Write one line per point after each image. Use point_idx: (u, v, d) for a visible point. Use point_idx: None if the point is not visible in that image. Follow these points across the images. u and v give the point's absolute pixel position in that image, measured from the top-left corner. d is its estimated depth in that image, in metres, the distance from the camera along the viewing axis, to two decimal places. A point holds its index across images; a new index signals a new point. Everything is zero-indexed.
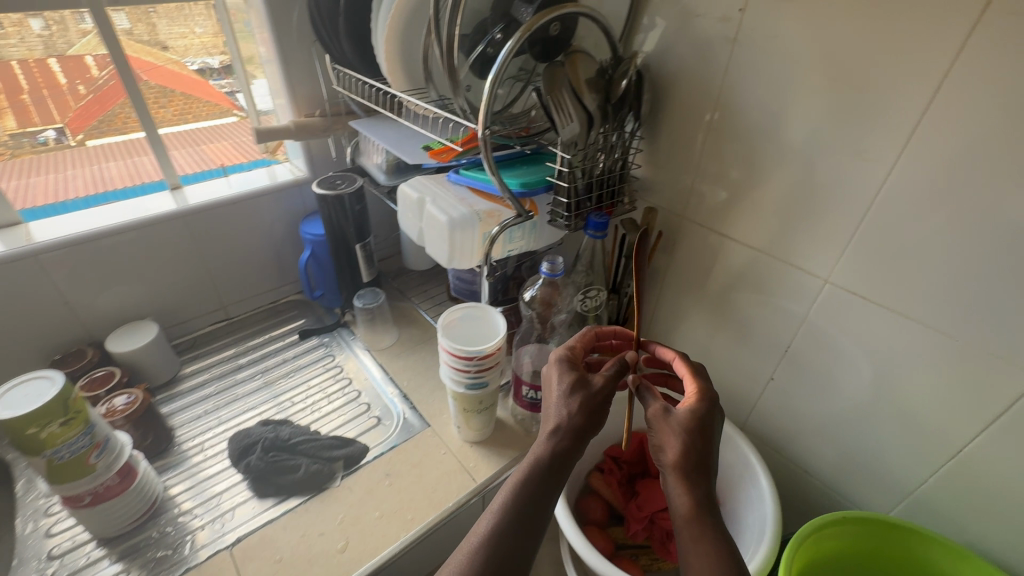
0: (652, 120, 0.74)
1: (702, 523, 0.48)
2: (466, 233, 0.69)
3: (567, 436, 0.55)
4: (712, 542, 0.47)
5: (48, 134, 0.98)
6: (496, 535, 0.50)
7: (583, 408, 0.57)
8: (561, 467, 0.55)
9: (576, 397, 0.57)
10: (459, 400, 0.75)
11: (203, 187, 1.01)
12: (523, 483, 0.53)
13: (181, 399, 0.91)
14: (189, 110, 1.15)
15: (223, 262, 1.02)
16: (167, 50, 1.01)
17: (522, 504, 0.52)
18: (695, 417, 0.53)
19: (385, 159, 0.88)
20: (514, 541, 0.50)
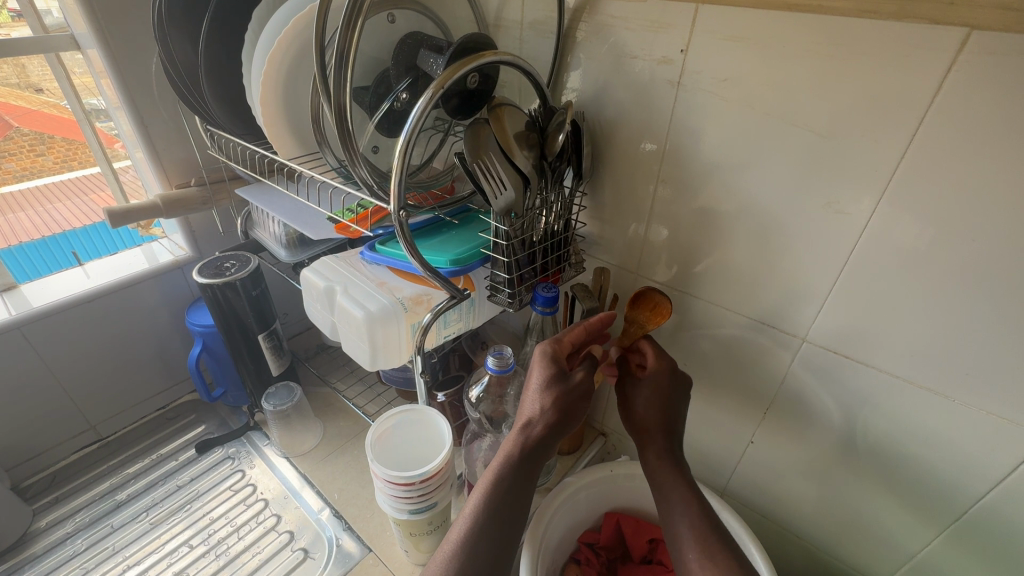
0: (594, 170, 0.65)
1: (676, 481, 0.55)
2: (389, 328, 0.56)
3: (543, 420, 0.51)
4: (687, 496, 0.54)
5: None
6: (477, 534, 0.47)
7: (558, 404, 0.51)
8: (538, 458, 0.51)
9: (551, 382, 0.52)
10: (403, 525, 0.61)
11: (50, 284, 0.81)
12: (499, 481, 0.49)
13: (32, 567, 0.69)
14: (73, 156, 0.90)
15: (85, 372, 0.82)
16: (43, 92, 0.83)
17: (500, 504, 0.49)
18: (661, 389, 0.57)
19: (284, 232, 0.73)
20: (494, 539, 0.48)
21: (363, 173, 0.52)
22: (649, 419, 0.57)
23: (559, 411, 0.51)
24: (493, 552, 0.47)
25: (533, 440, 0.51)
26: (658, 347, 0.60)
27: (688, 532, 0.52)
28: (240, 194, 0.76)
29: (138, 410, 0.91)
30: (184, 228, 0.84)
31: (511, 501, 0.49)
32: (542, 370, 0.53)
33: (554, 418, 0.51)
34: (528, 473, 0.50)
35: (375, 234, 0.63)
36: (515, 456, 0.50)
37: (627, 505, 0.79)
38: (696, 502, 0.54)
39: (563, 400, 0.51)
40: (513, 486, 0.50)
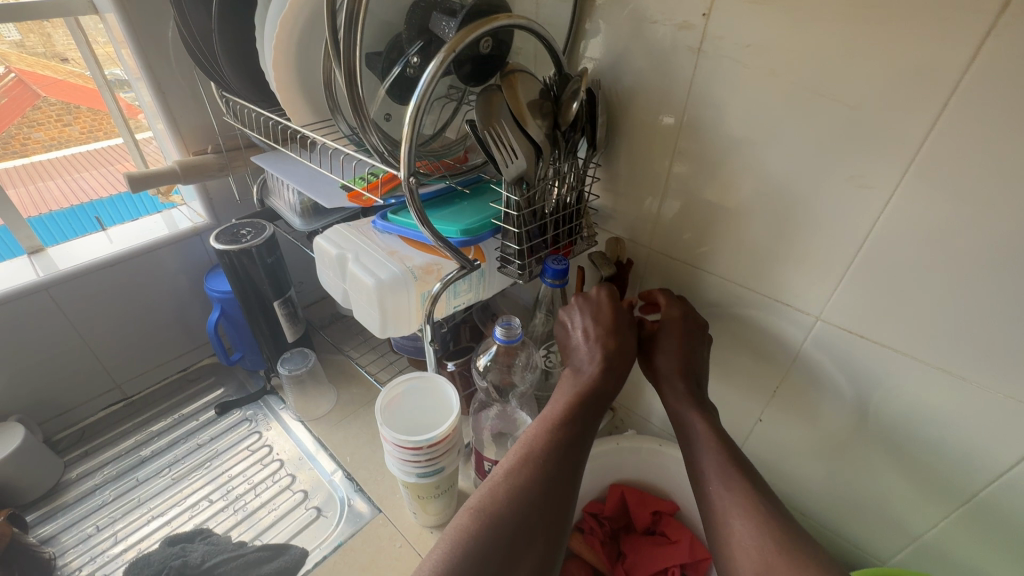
0: (608, 141, 0.64)
1: (699, 423, 0.54)
2: (399, 296, 0.56)
3: (606, 349, 0.54)
4: (706, 433, 0.53)
5: None
6: (554, 443, 0.48)
7: (613, 337, 0.55)
8: (607, 387, 0.53)
9: (604, 319, 0.56)
10: (411, 488, 0.63)
11: (75, 247, 0.83)
12: (570, 404, 0.51)
13: (65, 513, 0.74)
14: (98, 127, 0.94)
15: (110, 335, 0.85)
16: (70, 62, 0.84)
17: (571, 420, 0.50)
18: (683, 336, 0.59)
19: (299, 200, 0.75)
20: (573, 451, 0.48)
21: (373, 140, 0.53)
22: (670, 365, 0.58)
23: (618, 342, 0.55)
24: (571, 463, 0.48)
25: (599, 368, 0.53)
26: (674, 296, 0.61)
27: (711, 464, 0.51)
28: (256, 162, 0.78)
29: (161, 372, 0.93)
30: (202, 195, 0.84)
31: (573, 418, 0.50)
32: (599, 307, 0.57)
33: (611, 348, 0.54)
34: (597, 397, 0.52)
35: (388, 204, 0.63)
36: (583, 382, 0.53)
37: (632, 477, 0.81)
38: (721, 443, 0.52)
39: (618, 332, 0.56)
40: (585, 407, 0.51)
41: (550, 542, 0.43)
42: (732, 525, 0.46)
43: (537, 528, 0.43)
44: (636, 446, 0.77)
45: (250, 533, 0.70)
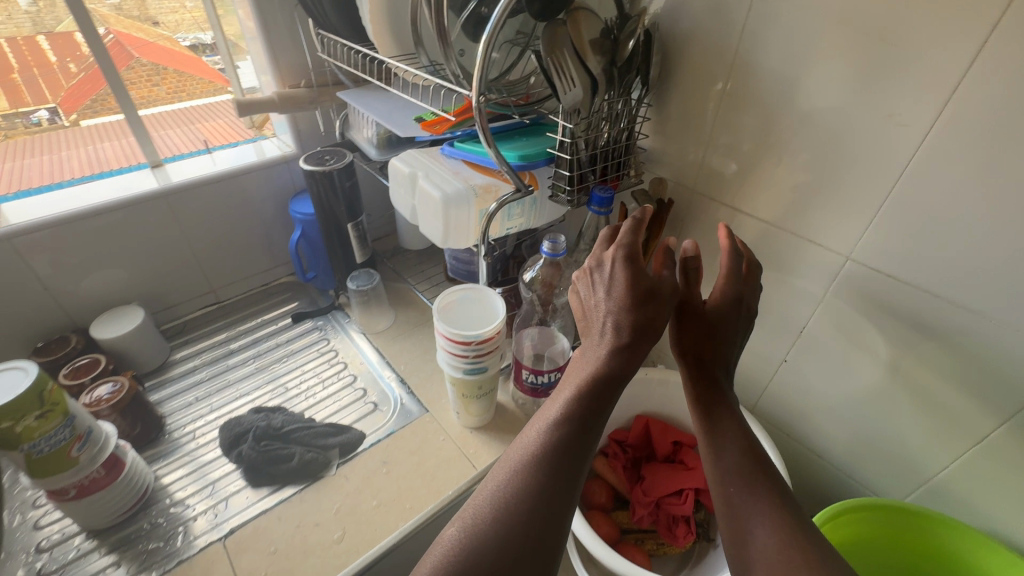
0: (661, 84, 0.69)
1: (726, 420, 0.51)
2: (461, 210, 0.64)
3: (622, 331, 0.45)
4: (733, 431, 0.50)
5: (41, 116, 0.92)
6: (555, 449, 0.43)
7: (637, 316, 0.45)
8: (621, 375, 0.45)
9: (629, 292, 0.46)
10: (457, 386, 0.73)
11: (185, 165, 0.95)
12: (576, 400, 0.44)
13: (171, 386, 0.88)
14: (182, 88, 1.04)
15: (210, 247, 0.97)
16: (157, 25, 0.96)
17: (572, 424, 0.44)
18: (723, 317, 0.53)
19: (375, 132, 0.84)
20: (575, 457, 0.43)
21: (454, 68, 0.61)
22: (705, 346, 0.52)
23: (639, 321, 0.45)
24: (576, 468, 0.43)
25: (611, 353, 0.45)
26: (730, 266, 0.54)
27: (738, 468, 0.48)
28: (341, 98, 0.87)
29: (247, 283, 1.05)
30: (293, 125, 0.94)
31: (577, 416, 0.44)
32: (621, 278, 0.47)
33: (630, 330, 0.45)
34: (607, 387, 0.45)
35: (456, 134, 0.72)
36: (590, 374, 0.45)
37: (658, 410, 0.87)
38: (745, 446, 0.50)
39: (642, 308, 0.46)
40: (593, 402, 0.45)
41: (545, 559, 0.40)
42: (752, 533, 0.45)
43: (534, 552, 0.40)
44: (664, 379, 0.82)
45: (317, 416, 0.82)
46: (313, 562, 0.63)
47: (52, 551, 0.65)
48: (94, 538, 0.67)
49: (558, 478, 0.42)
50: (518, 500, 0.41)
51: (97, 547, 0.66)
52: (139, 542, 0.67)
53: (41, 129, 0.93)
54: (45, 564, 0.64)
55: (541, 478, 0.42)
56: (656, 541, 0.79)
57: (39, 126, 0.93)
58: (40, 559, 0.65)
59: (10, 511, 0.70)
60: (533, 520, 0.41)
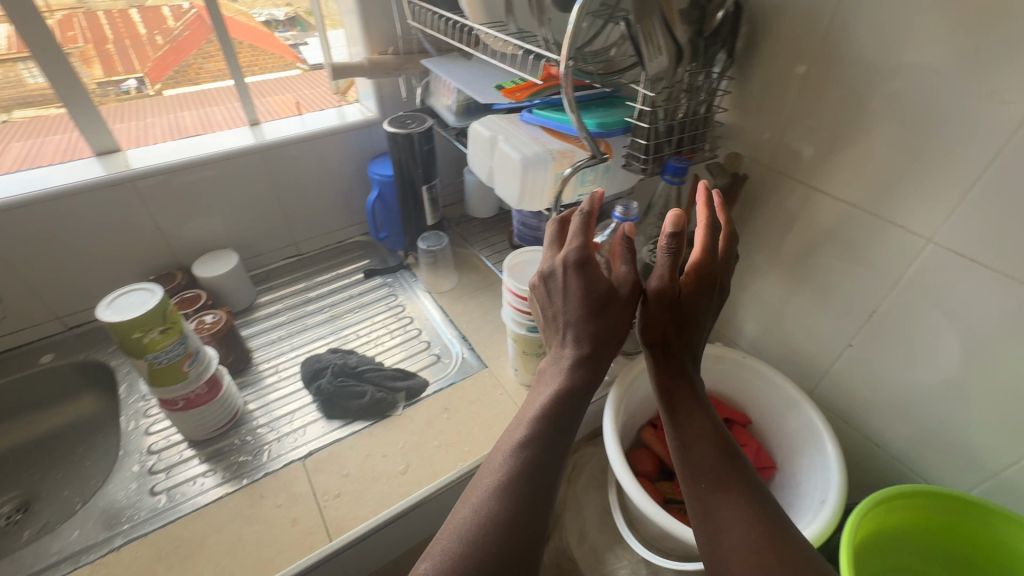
0: (745, 58, 0.69)
1: (699, 414, 0.50)
2: (538, 173, 0.67)
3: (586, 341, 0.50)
4: (702, 423, 0.50)
5: (130, 84, 0.98)
6: (526, 467, 0.46)
7: (587, 325, 0.50)
8: (589, 383, 0.50)
9: (580, 302, 0.50)
10: (519, 342, 0.77)
11: (280, 124, 1.01)
12: (544, 415, 0.49)
13: (257, 325, 0.97)
14: (256, 62, 1.06)
15: (296, 203, 1.05)
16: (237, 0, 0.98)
17: (543, 437, 0.48)
18: (693, 305, 0.51)
19: (454, 100, 0.88)
20: (547, 469, 0.47)
21: (545, 33, 0.66)
22: (670, 336, 0.51)
23: (593, 328, 0.50)
24: (550, 480, 0.47)
25: (574, 364, 0.50)
26: (702, 248, 0.51)
27: (707, 463, 0.48)
28: (425, 65, 0.92)
29: (325, 239, 1.13)
30: (377, 91, 0.99)
31: (548, 427, 0.49)
32: (574, 288, 0.50)
33: (588, 339, 0.50)
34: (572, 397, 0.49)
35: (534, 103, 0.76)
36: (556, 386, 0.50)
37: (711, 387, 0.88)
38: (716, 441, 0.49)
39: (592, 315, 0.50)
40: (561, 412, 0.49)
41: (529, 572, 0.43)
42: (726, 530, 0.45)
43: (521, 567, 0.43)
44: (721, 356, 0.83)
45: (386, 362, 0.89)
46: (380, 487, 0.70)
47: (160, 453, 0.75)
48: (194, 447, 0.76)
49: (534, 492, 0.46)
50: (499, 519, 0.44)
51: (196, 454, 0.75)
52: (231, 454, 0.75)
53: (129, 96, 0.99)
54: (155, 463, 0.74)
55: (519, 492, 0.45)
56: None
57: (129, 94, 0.98)
58: (150, 458, 0.75)
59: (126, 416, 0.80)
60: (522, 532, 0.44)
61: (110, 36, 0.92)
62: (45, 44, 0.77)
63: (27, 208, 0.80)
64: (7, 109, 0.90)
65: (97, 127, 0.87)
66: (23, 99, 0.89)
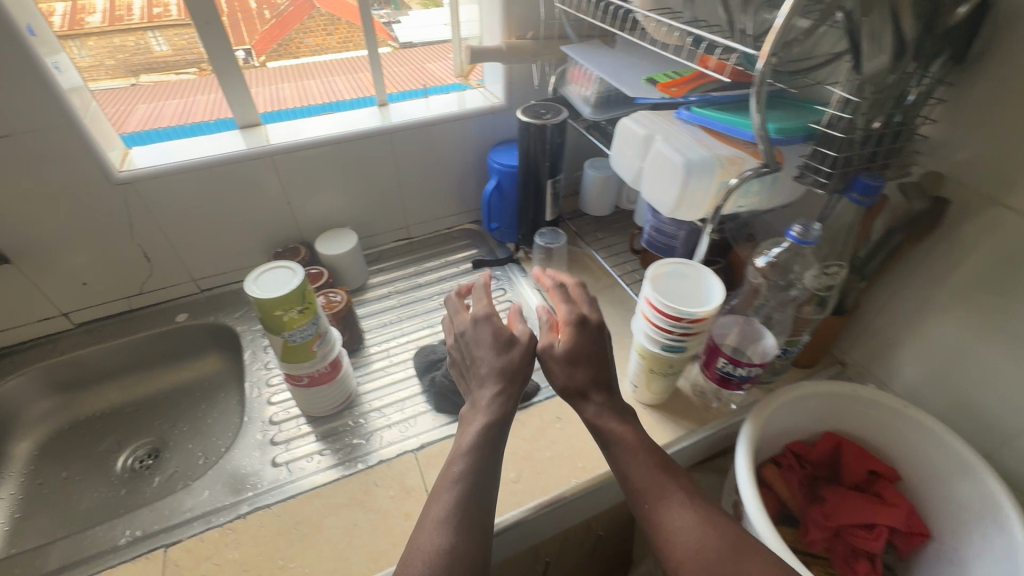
0: (974, 61, 0.57)
1: (626, 434, 0.58)
2: (700, 180, 0.60)
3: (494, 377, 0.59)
4: (632, 446, 0.57)
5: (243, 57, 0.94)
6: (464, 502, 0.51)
7: (500, 367, 0.59)
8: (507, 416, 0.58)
9: (493, 350, 0.60)
10: (648, 359, 0.71)
11: (406, 106, 1.00)
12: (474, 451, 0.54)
13: (369, 307, 0.98)
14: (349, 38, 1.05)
15: (414, 187, 1.04)
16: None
17: (475, 471, 0.53)
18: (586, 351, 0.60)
19: (593, 92, 0.83)
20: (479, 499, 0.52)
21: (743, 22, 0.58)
22: (578, 379, 0.59)
23: (502, 368, 0.59)
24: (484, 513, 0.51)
25: (497, 402, 0.58)
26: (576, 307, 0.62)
27: (644, 481, 0.55)
28: (563, 52, 0.86)
29: (436, 224, 1.12)
30: (508, 76, 0.95)
31: (482, 460, 0.54)
32: (487, 334, 0.61)
33: (506, 377, 0.59)
34: (497, 429, 0.56)
35: (689, 101, 0.69)
36: (483, 421, 0.57)
37: (853, 433, 0.77)
38: (648, 458, 0.56)
39: (502, 356, 0.60)
40: (491, 443, 0.56)
41: None
42: (670, 535, 0.51)
43: None
44: (875, 401, 0.73)
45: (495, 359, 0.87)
46: None
47: (281, 425, 0.77)
48: (311, 423, 0.78)
49: (478, 525, 0.50)
50: (448, 551, 0.47)
51: (312, 431, 0.77)
52: (344, 435, 0.76)
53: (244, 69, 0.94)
54: (275, 434, 0.76)
55: (463, 530, 0.49)
56: (825, 569, 0.71)
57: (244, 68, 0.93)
58: (271, 429, 0.77)
59: (250, 384, 0.83)
60: (468, 565, 0.47)
61: (229, 8, 0.88)
62: (208, 18, 0.79)
63: (181, 175, 0.84)
64: (135, 74, 0.97)
65: (244, 101, 0.89)
66: (149, 65, 0.96)
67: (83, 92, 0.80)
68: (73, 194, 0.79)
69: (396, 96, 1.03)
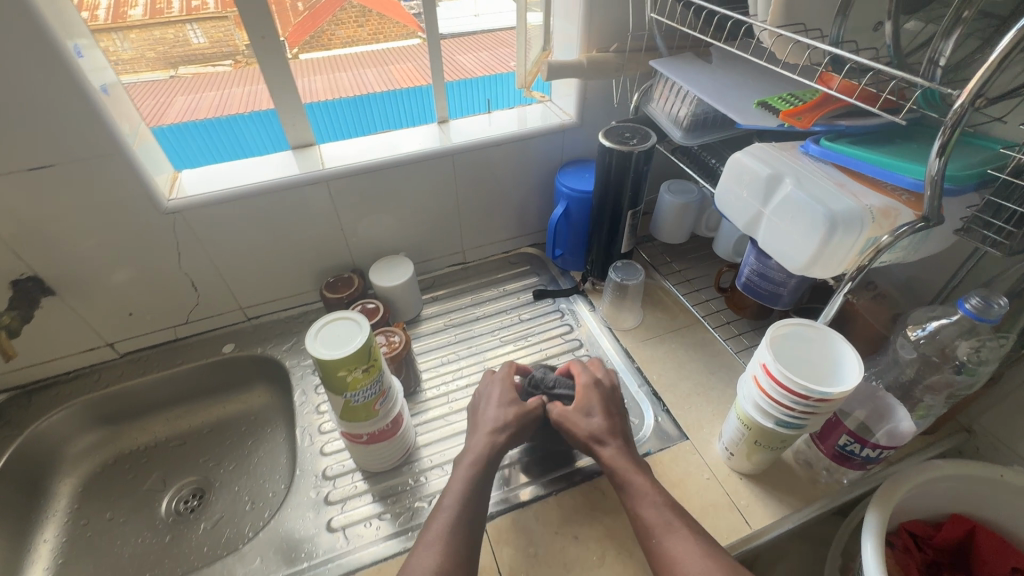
0: None
1: (637, 477, 0.58)
2: (845, 235, 0.50)
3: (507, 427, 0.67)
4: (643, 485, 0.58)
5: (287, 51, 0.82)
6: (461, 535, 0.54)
7: (510, 412, 0.65)
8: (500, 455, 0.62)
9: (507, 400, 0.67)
10: (756, 432, 0.61)
11: (468, 123, 0.92)
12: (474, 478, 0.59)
13: (423, 341, 0.91)
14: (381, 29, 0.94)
15: (473, 210, 0.96)
16: None
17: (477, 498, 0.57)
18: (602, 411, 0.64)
19: (688, 113, 0.72)
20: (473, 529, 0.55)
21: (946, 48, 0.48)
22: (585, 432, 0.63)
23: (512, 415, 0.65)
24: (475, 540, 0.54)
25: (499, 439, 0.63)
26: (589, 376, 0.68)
27: (653, 517, 0.55)
28: (653, 66, 0.75)
29: (493, 248, 1.04)
30: (583, 91, 0.85)
31: (478, 490, 0.58)
32: (495, 395, 0.68)
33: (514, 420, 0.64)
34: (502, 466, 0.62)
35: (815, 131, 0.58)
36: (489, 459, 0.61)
37: (989, 518, 0.66)
38: (656, 496, 0.57)
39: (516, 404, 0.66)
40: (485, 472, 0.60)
41: None
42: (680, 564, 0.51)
43: None
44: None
45: None
46: None
47: (335, 481, 0.71)
48: (368, 480, 0.71)
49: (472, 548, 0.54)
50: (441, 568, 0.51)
51: (370, 490, 0.70)
52: (404, 497, 0.69)
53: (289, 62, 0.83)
54: (330, 493, 0.70)
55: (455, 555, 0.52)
56: None
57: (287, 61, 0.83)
58: (326, 486, 0.70)
59: (301, 430, 0.77)
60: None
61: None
62: (264, 32, 0.72)
63: (231, 203, 0.77)
64: (172, 65, 0.83)
65: (299, 120, 0.82)
66: (189, 56, 0.84)
67: (116, 90, 0.71)
68: (120, 223, 0.73)
69: (454, 109, 0.94)
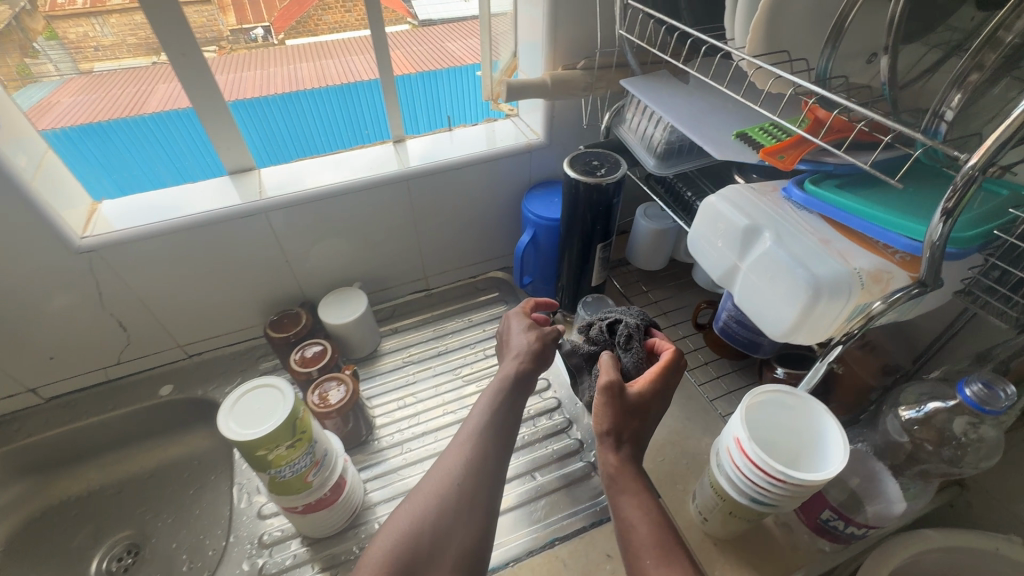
0: None
1: (631, 494, 0.50)
2: (830, 302, 0.43)
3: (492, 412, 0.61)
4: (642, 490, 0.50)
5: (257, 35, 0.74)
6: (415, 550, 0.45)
7: (537, 339, 0.66)
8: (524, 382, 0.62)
9: (529, 328, 0.68)
10: (733, 505, 0.55)
11: (426, 142, 0.84)
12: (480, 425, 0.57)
13: (379, 380, 0.84)
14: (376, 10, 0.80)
15: (434, 236, 0.89)
16: None
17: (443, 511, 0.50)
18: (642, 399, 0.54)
19: (662, 139, 0.65)
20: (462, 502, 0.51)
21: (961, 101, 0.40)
22: (611, 413, 0.53)
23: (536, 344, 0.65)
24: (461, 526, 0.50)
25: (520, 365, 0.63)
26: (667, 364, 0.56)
27: (647, 535, 0.47)
28: (624, 86, 0.67)
29: (458, 274, 0.97)
30: (550, 111, 0.78)
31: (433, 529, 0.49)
32: (516, 326, 0.69)
33: (539, 345, 0.65)
34: (481, 478, 0.53)
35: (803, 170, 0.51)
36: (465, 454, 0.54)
37: None
38: (645, 529, 0.48)
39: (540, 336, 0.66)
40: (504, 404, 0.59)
41: None
42: None
43: None
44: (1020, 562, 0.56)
45: (525, 462, 0.72)
46: None
47: (272, 550, 0.65)
48: (308, 548, 0.65)
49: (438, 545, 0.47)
50: None
51: (309, 560, 0.64)
52: (347, 568, 0.63)
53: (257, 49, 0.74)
54: (265, 564, 0.63)
55: None
56: None
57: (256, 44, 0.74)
58: (261, 555, 0.64)
59: (238, 488, 0.70)
60: None
61: None
62: (185, 48, 0.64)
63: (157, 239, 0.70)
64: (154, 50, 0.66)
65: (235, 143, 0.74)
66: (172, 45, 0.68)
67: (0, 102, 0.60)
68: (27, 263, 0.65)
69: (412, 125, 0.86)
